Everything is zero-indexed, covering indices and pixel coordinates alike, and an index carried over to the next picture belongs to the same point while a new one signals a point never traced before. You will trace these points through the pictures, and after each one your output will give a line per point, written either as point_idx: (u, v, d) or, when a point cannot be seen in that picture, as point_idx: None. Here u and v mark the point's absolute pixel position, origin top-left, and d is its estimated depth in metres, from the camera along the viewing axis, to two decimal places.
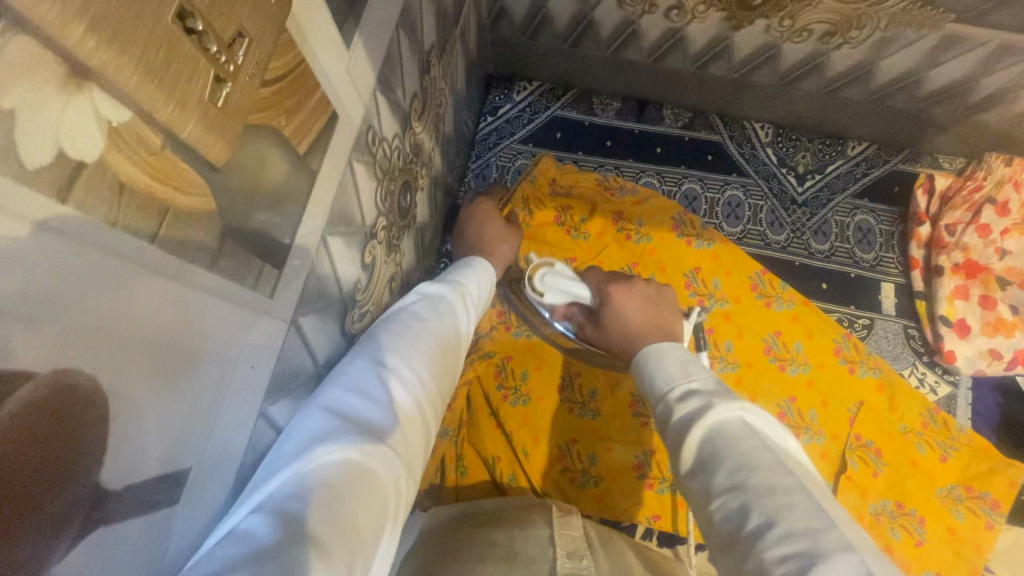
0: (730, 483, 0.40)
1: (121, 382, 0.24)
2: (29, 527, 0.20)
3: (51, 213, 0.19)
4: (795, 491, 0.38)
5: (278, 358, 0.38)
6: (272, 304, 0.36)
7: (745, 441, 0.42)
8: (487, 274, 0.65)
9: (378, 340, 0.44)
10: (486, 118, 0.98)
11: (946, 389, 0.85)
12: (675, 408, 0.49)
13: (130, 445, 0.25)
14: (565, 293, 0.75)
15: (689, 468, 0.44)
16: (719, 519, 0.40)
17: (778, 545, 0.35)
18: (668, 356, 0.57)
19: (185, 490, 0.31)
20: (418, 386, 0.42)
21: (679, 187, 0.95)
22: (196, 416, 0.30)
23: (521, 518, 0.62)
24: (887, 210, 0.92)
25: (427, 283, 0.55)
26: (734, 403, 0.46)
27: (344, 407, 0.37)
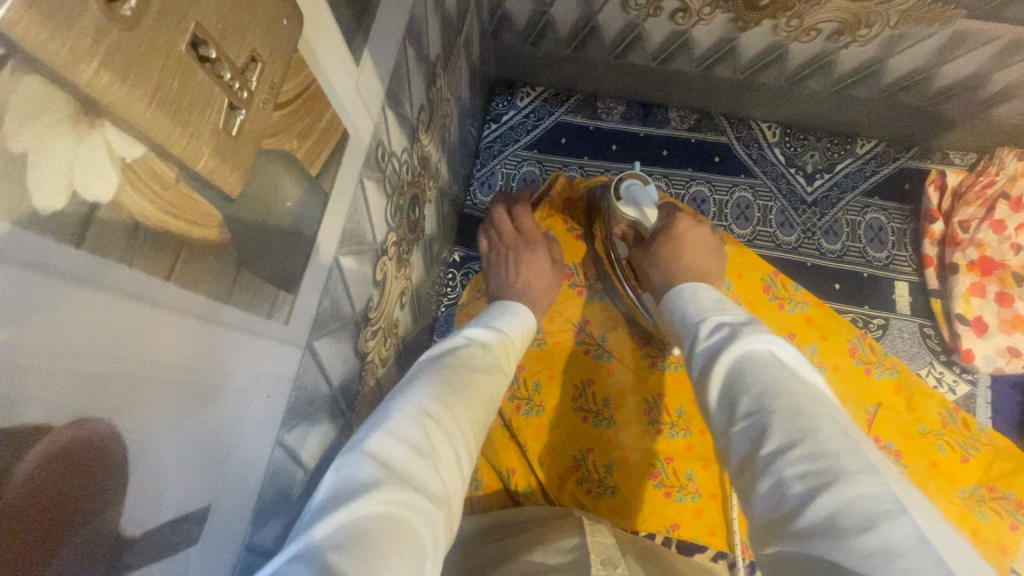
0: (753, 407, 0.40)
1: (138, 425, 0.23)
2: None
3: (66, 259, 0.18)
4: (822, 417, 0.37)
5: (294, 384, 0.38)
6: (287, 330, 0.35)
7: (773, 370, 0.42)
8: (530, 320, 0.66)
9: (419, 387, 0.44)
10: (490, 126, 0.97)
11: (965, 388, 0.83)
12: (703, 341, 0.49)
13: (148, 490, 0.24)
14: (637, 206, 0.78)
15: (712, 395, 0.44)
16: (737, 443, 0.39)
17: (798, 464, 0.34)
18: (701, 295, 0.57)
19: (206, 527, 0.30)
20: (458, 443, 0.42)
21: (686, 190, 0.94)
22: (216, 452, 0.29)
23: (553, 526, 0.62)
24: (899, 207, 0.91)
25: (471, 330, 0.57)
26: (764, 338, 0.45)
27: (386, 454, 0.36)
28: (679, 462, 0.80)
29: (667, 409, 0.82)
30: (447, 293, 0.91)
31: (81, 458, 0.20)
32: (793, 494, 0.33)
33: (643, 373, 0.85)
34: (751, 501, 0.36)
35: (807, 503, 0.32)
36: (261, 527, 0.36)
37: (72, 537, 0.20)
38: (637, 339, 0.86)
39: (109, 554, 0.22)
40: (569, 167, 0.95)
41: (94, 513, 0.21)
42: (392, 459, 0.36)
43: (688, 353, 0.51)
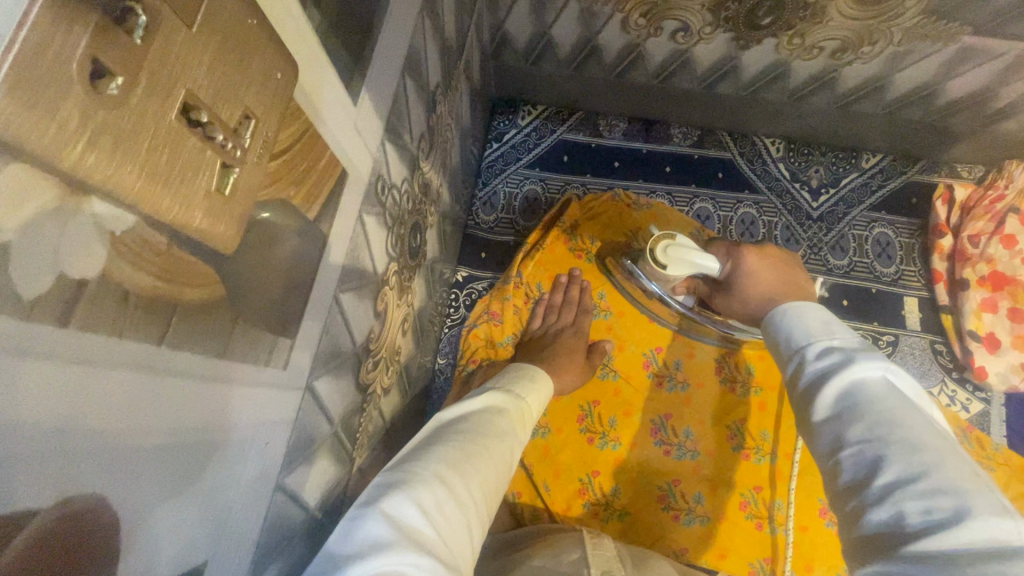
0: (869, 435, 0.39)
1: (134, 488, 0.22)
2: None
3: (52, 340, 0.17)
4: (945, 454, 0.36)
5: (293, 427, 0.37)
6: (285, 375, 0.34)
7: (887, 400, 0.41)
8: (548, 385, 0.68)
9: (441, 447, 0.46)
10: (492, 144, 0.97)
11: (978, 406, 0.82)
12: (811, 364, 0.48)
13: (143, 555, 0.24)
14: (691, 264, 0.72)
15: (819, 418, 0.44)
16: (848, 469, 0.39)
17: (919, 499, 0.34)
18: (806, 314, 0.52)
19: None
20: (473, 510, 0.42)
21: (690, 207, 0.93)
22: (213, 506, 0.29)
23: (553, 541, 0.61)
24: (907, 222, 0.89)
25: (493, 390, 0.58)
26: (879, 363, 0.44)
27: (401, 515, 0.37)
28: (687, 484, 0.79)
29: (674, 429, 0.82)
30: (450, 314, 0.90)
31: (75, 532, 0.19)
32: (912, 525, 0.33)
33: (650, 393, 0.84)
34: (859, 524, 0.36)
35: (925, 534, 0.32)
36: (262, 571, 0.36)
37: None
38: (644, 357, 0.86)
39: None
40: (571, 185, 0.95)
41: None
42: (405, 520, 0.37)
43: (795, 374, 0.49)
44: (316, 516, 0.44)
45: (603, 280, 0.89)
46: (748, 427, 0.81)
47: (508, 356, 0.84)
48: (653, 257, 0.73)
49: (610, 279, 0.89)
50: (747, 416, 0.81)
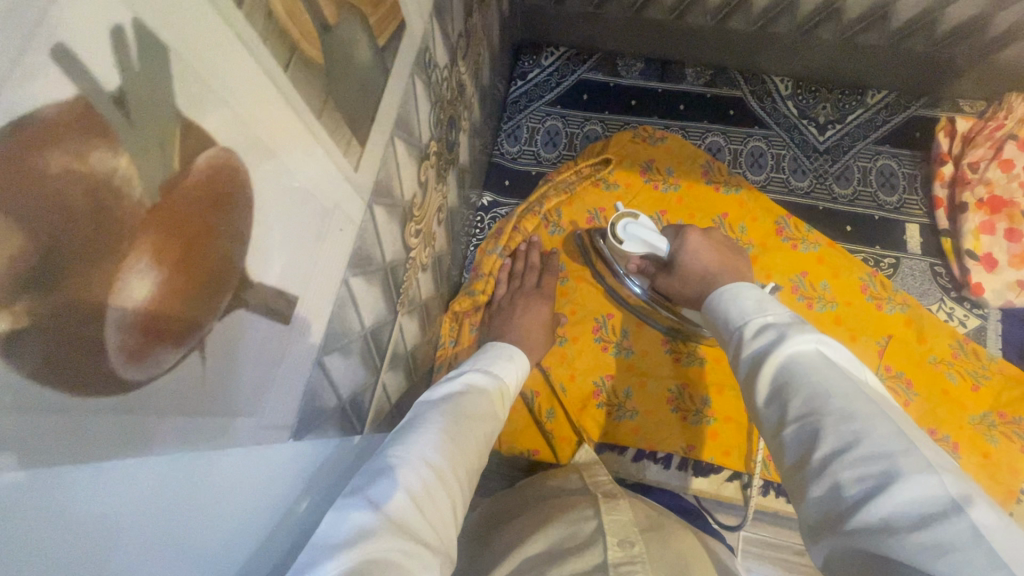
0: (804, 409, 0.42)
1: (257, 198, 0.29)
2: (207, 254, 0.26)
3: (232, 13, 0.24)
4: (874, 417, 0.39)
5: (358, 233, 0.44)
6: (356, 177, 0.41)
7: (822, 368, 0.44)
8: (520, 365, 0.72)
9: (420, 436, 0.49)
10: (516, 82, 1.04)
11: (975, 321, 0.86)
12: (750, 342, 0.52)
13: (261, 246, 0.31)
14: (643, 241, 0.77)
15: (761, 398, 0.47)
16: (791, 443, 0.42)
17: (853, 468, 0.37)
18: (743, 296, 0.57)
19: (217, 501, 0.31)
20: (454, 489, 0.48)
21: (703, 141, 0.99)
22: (304, 250, 0.36)
23: (569, 507, 0.61)
24: (910, 154, 0.94)
25: (469, 376, 0.63)
26: (810, 336, 0.48)
27: (386, 499, 0.41)
28: (695, 387, 0.84)
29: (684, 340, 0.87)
30: (475, 235, 0.98)
31: (225, 206, 0.27)
32: (851, 494, 0.36)
33: None
34: (806, 498, 0.39)
35: (866, 504, 0.35)
36: (329, 345, 0.43)
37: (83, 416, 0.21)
38: None
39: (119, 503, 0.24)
40: (590, 120, 1.01)
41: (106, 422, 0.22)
42: (389, 506, 0.41)
43: (735, 352, 0.54)
44: (368, 337, 0.52)
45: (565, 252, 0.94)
46: None
47: (512, 275, 0.91)
48: (612, 232, 0.78)
49: (572, 251, 0.93)
50: None
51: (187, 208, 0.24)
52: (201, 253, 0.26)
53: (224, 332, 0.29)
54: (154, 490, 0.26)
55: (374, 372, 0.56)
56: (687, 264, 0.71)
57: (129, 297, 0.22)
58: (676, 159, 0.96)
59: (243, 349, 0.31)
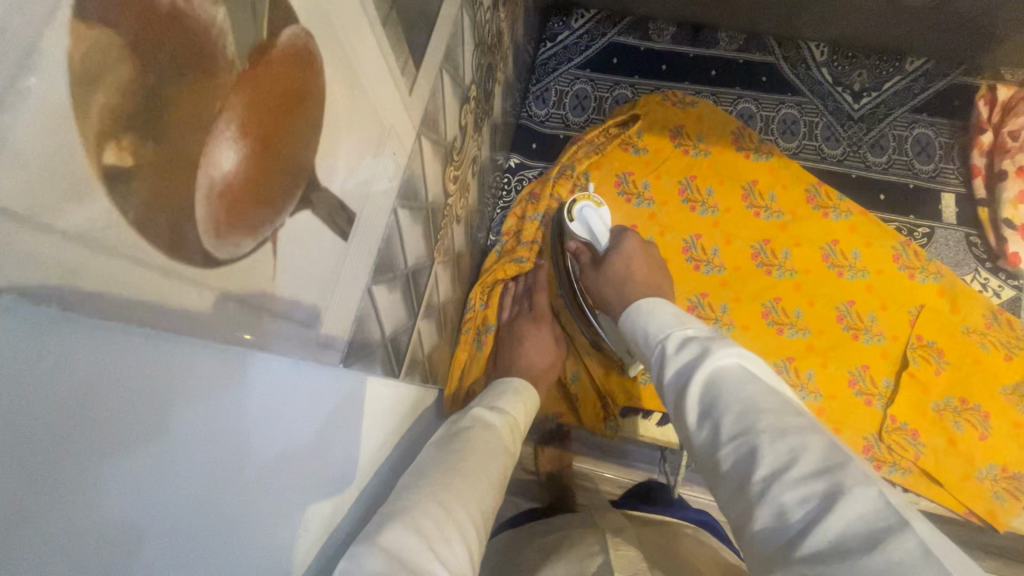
0: (738, 428, 0.40)
1: (328, 95, 0.29)
2: (283, 144, 0.26)
3: None
4: (805, 432, 0.38)
5: (408, 163, 0.44)
6: (409, 101, 0.41)
7: (750, 384, 0.43)
8: (531, 390, 0.71)
9: (428, 475, 0.46)
10: (545, 44, 1.02)
11: (1010, 292, 0.84)
12: (673, 359, 0.51)
13: (330, 148, 0.30)
14: (588, 227, 0.81)
15: (692, 418, 0.45)
16: (728, 467, 0.39)
17: (794, 488, 0.34)
18: (659, 310, 0.59)
19: (265, 478, 0.28)
20: (468, 530, 0.43)
21: (734, 107, 0.97)
22: (365, 168, 0.35)
23: (573, 543, 0.59)
24: (947, 123, 0.92)
25: (474, 409, 0.61)
26: (731, 348, 0.47)
27: (402, 542, 0.36)
28: None
29: (712, 307, 0.87)
30: (502, 197, 0.97)
31: (300, 98, 0.26)
32: (795, 519, 0.33)
33: (690, 276, 0.89)
34: (749, 527, 0.36)
35: (811, 528, 0.32)
36: (377, 275, 0.42)
37: (148, 307, 0.19)
38: (684, 244, 0.90)
39: (145, 506, 0.20)
40: (619, 85, 0.99)
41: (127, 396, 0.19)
42: (398, 545, 0.36)
43: (659, 368, 0.53)
44: (410, 277, 0.51)
45: None
46: (783, 305, 0.86)
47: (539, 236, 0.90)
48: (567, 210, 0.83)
49: None
50: (783, 294, 0.86)
51: (268, 95, 0.24)
52: (272, 157, 0.25)
53: (293, 231, 0.28)
54: (211, 423, 0.24)
55: (413, 316, 0.56)
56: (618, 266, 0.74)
57: (216, 166, 0.21)
58: (708, 125, 0.95)
59: (307, 254, 0.30)
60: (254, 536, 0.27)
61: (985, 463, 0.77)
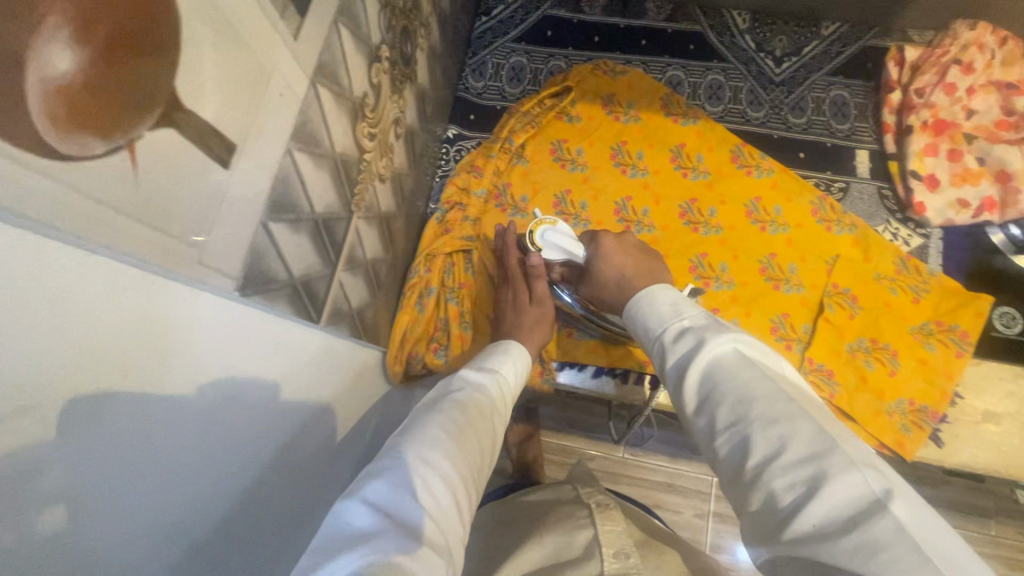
0: (733, 417, 0.43)
1: (185, 21, 0.31)
2: (134, 59, 0.29)
3: None
4: (795, 417, 0.40)
5: (301, 109, 0.47)
6: (296, 47, 0.44)
7: (742, 372, 0.45)
8: (523, 351, 0.74)
9: (426, 436, 0.50)
10: (481, 18, 1.05)
11: (918, 241, 0.89)
12: (671, 348, 0.52)
13: (194, 72, 0.33)
14: (560, 248, 0.81)
15: (690, 406, 0.47)
16: (725, 453, 0.43)
17: (785, 474, 0.38)
18: (659, 299, 0.59)
19: (146, 411, 0.35)
20: (459, 484, 0.48)
21: (663, 75, 1.01)
22: (244, 102, 0.38)
23: (562, 517, 0.66)
24: (862, 84, 0.97)
25: (467, 371, 0.64)
26: (726, 336, 0.49)
27: (391, 509, 0.42)
28: None
29: None
30: (441, 166, 1.00)
31: (150, 19, 0.29)
32: (785, 502, 0.37)
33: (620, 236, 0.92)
34: (746, 508, 0.40)
35: (798, 512, 0.36)
36: (274, 215, 0.45)
37: None
38: (616, 205, 0.94)
39: (76, 484, 0.30)
40: (554, 56, 1.03)
41: (5, 347, 0.26)
42: (394, 513, 0.42)
43: (659, 356, 0.55)
44: (319, 224, 0.54)
45: (527, 185, 0.96)
46: (709, 260, 0.90)
47: (480, 205, 0.93)
48: (530, 240, 0.82)
49: (538, 181, 0.96)
50: (709, 250, 0.91)
51: (105, 11, 0.27)
52: (121, 70, 0.28)
53: (156, 145, 0.31)
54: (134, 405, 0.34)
55: (330, 265, 0.59)
56: (607, 271, 0.76)
57: (49, 66, 0.24)
58: (638, 92, 0.99)
59: (177, 173, 0.33)
60: (137, 456, 0.35)
61: (894, 398, 0.82)
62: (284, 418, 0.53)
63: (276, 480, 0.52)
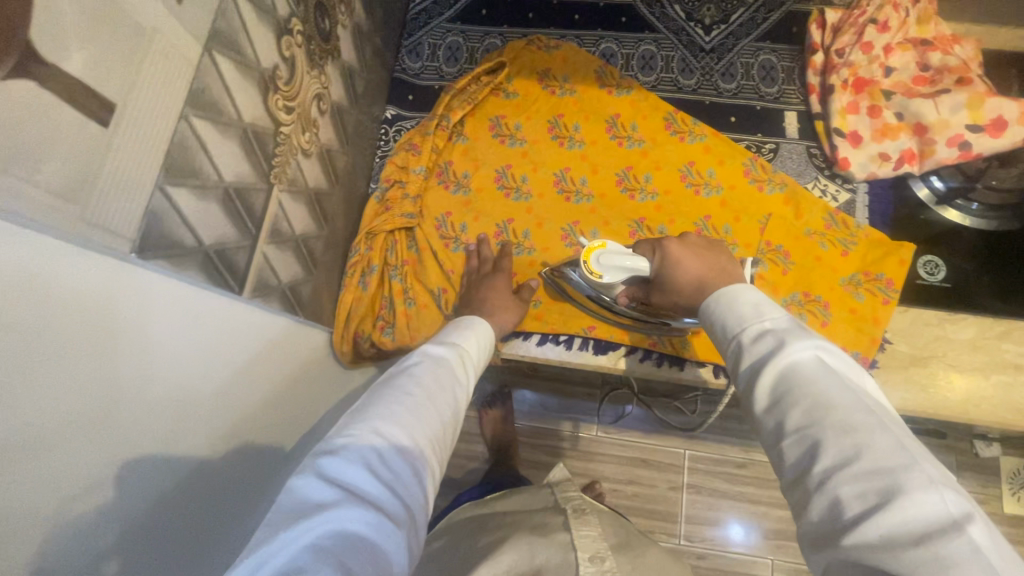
0: (806, 422, 0.42)
1: None
2: None
3: None
4: (873, 430, 0.40)
5: (196, 76, 0.47)
6: (181, 12, 0.44)
7: (820, 381, 0.44)
8: (485, 327, 0.71)
9: (385, 411, 0.50)
10: (415, 0, 1.06)
11: (845, 196, 0.93)
12: (747, 347, 0.51)
13: (52, 26, 0.34)
14: (625, 269, 0.75)
15: (761, 407, 0.47)
16: (790, 456, 0.43)
17: (854, 483, 0.38)
18: (738, 296, 0.56)
19: (56, 369, 0.36)
20: (417, 456, 0.49)
21: (597, 48, 1.03)
22: (120, 60, 0.39)
23: (536, 524, 0.70)
24: (788, 48, 1.00)
25: (429, 345, 0.63)
26: (810, 343, 0.47)
27: (348, 483, 0.43)
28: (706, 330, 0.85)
29: (582, 232, 0.92)
30: (382, 147, 1.01)
31: None
32: (851, 510, 0.37)
33: (559, 206, 0.94)
34: (806, 511, 0.40)
35: (864, 520, 0.36)
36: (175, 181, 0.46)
37: None
38: (554, 177, 0.96)
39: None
40: (489, 34, 1.04)
41: None
42: (347, 486, 0.43)
43: (730, 355, 0.53)
44: (231, 193, 0.55)
45: (467, 162, 0.97)
46: (647, 224, 0.92)
47: (419, 183, 0.94)
48: (587, 269, 0.77)
49: (478, 158, 0.97)
50: (645, 216, 0.93)
51: None
52: None
53: (14, 96, 0.32)
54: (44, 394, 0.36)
55: (250, 237, 0.60)
56: (675, 278, 0.70)
57: None
58: (572, 64, 1.00)
59: (44, 125, 0.34)
60: (46, 413, 0.36)
61: None
62: (215, 389, 0.54)
63: (200, 446, 0.52)
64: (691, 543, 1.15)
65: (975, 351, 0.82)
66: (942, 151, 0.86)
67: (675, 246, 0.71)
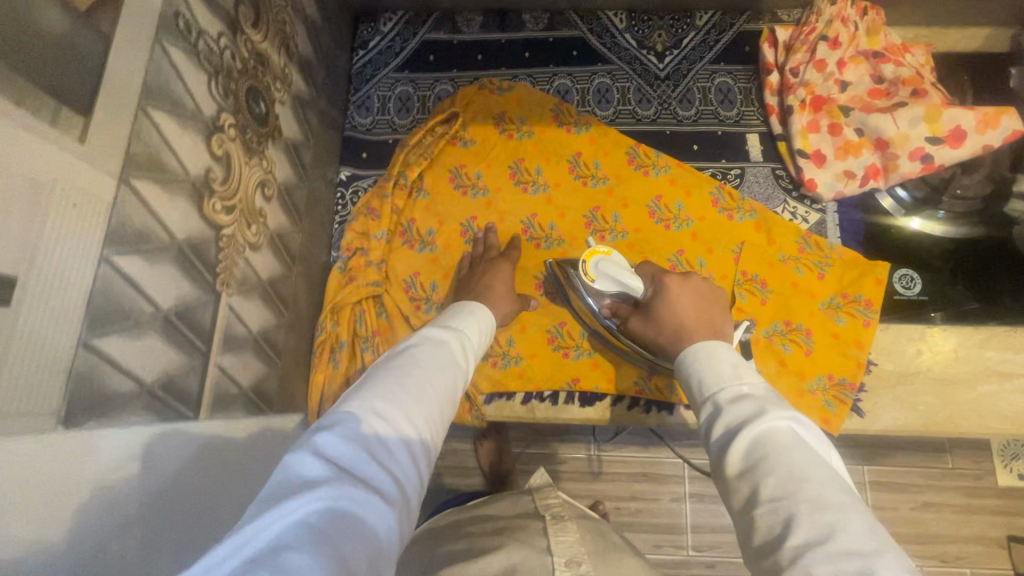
0: (778, 493, 0.41)
1: None
2: None
3: None
4: (847, 510, 0.38)
5: (113, 211, 0.43)
6: (86, 150, 0.40)
7: (795, 450, 0.43)
8: (489, 320, 0.69)
9: (384, 390, 0.46)
10: (359, 53, 1.03)
11: (816, 216, 0.92)
12: (726, 407, 0.49)
13: None
14: (618, 281, 0.76)
15: (733, 467, 0.45)
16: (762, 526, 0.40)
17: (828, 564, 0.35)
18: (719, 355, 0.56)
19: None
20: (415, 441, 0.44)
21: (551, 85, 1.01)
22: (16, 228, 0.35)
23: (508, 528, 0.62)
24: (743, 69, 0.98)
25: (427, 329, 0.59)
26: (787, 411, 0.46)
27: (343, 457, 0.38)
28: None
29: None
30: (340, 211, 0.97)
31: None
32: None
33: (530, 255, 0.91)
34: None
35: None
36: (100, 331, 0.42)
37: None
38: (521, 224, 0.93)
39: None
40: (439, 80, 1.01)
41: None
42: (340, 460, 0.38)
43: (705, 415, 0.52)
44: (171, 318, 0.51)
45: (430, 219, 0.94)
46: None
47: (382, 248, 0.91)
48: (582, 269, 0.77)
49: (440, 212, 0.94)
50: None
51: None
52: None
53: None
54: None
55: (200, 354, 0.55)
56: (666, 315, 0.70)
57: None
58: (527, 105, 0.98)
59: None
60: None
61: (813, 376, 0.83)
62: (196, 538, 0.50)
63: None
64: (699, 552, 1.14)
65: (960, 362, 0.81)
66: (905, 165, 0.86)
67: (676, 286, 0.72)
